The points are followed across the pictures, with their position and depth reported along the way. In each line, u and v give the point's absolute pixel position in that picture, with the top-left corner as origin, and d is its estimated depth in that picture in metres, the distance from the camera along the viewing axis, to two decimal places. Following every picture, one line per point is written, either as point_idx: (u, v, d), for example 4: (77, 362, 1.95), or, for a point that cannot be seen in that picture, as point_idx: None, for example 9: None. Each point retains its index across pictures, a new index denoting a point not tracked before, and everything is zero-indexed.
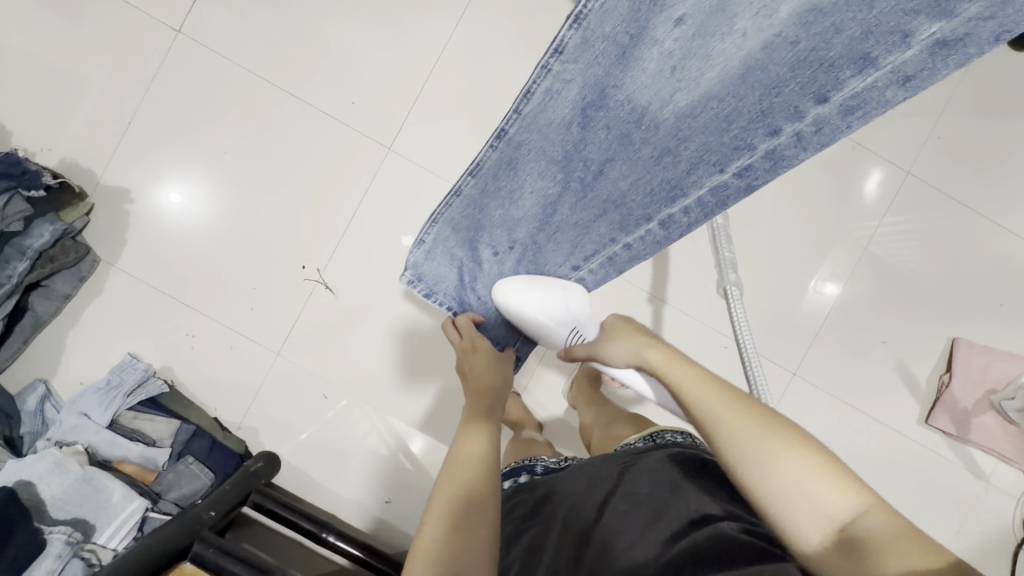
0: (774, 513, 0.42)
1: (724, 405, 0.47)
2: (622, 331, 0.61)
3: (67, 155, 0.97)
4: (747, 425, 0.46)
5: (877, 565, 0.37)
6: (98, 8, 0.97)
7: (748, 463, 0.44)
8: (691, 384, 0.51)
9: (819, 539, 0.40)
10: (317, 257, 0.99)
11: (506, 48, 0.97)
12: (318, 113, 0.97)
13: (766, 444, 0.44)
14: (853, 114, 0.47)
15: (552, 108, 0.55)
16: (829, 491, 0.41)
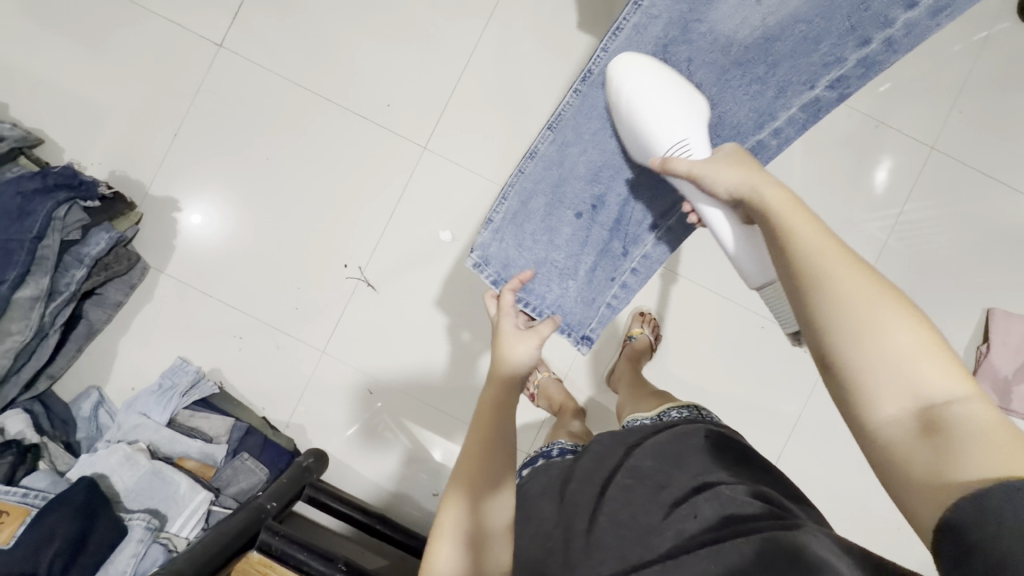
0: (850, 365, 0.35)
1: (825, 249, 0.40)
2: (735, 156, 0.52)
3: (116, 168, 1.01)
4: (850, 276, 0.38)
5: (963, 455, 0.31)
6: (143, 28, 1.02)
7: (848, 298, 0.37)
8: (800, 225, 0.42)
9: (897, 414, 0.33)
10: (357, 255, 1.01)
11: (534, 46, 1.01)
12: (355, 117, 1.01)
13: (872, 305, 0.36)
14: (937, 16, 0.55)
15: (638, 46, 0.60)
16: (936, 372, 0.34)
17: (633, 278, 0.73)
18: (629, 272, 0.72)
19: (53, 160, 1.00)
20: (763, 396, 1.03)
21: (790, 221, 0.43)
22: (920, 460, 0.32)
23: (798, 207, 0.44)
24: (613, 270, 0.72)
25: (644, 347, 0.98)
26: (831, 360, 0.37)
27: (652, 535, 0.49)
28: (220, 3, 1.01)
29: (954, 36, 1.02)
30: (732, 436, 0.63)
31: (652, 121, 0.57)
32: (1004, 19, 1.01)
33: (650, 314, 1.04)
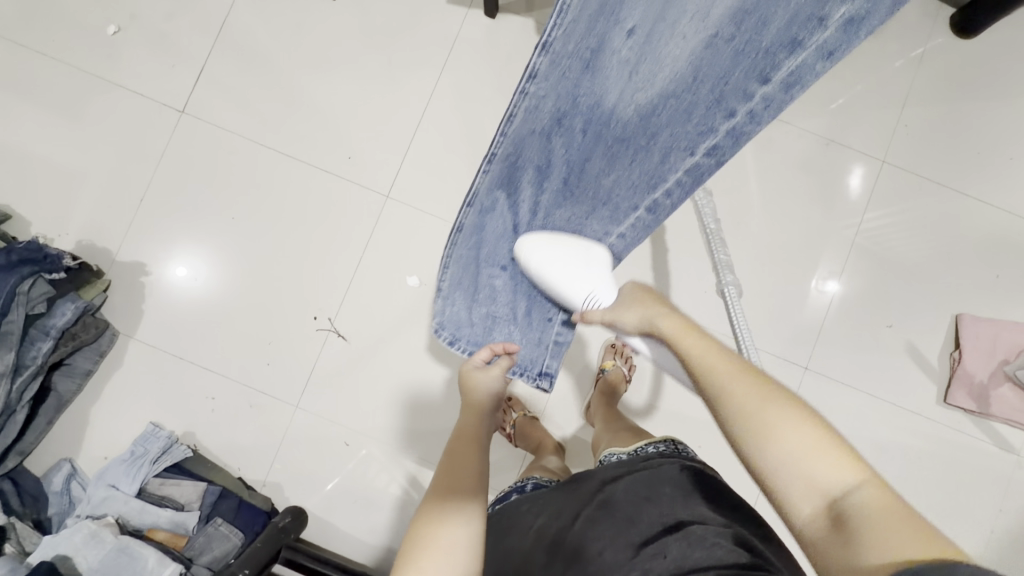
0: (773, 485, 0.43)
1: (719, 371, 0.50)
2: (637, 296, 0.64)
3: (83, 238, 1.02)
4: (741, 390, 0.48)
5: (868, 546, 0.36)
6: (107, 99, 1.04)
7: (744, 428, 0.46)
8: (689, 345, 0.54)
9: (808, 512, 0.41)
10: (327, 306, 1.02)
11: (488, 91, 1.04)
12: (316, 171, 1.03)
13: (764, 414, 0.45)
14: (793, 88, 0.57)
15: (532, 130, 0.57)
16: (826, 465, 0.41)
17: (574, 316, 0.74)
18: (573, 307, 0.73)
19: (20, 234, 1.01)
20: None
21: (687, 341, 0.55)
22: (833, 560, 0.38)
23: (691, 333, 0.55)
24: (551, 311, 0.74)
25: (618, 379, 0.98)
26: (758, 481, 0.45)
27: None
28: (182, 69, 1.05)
29: (893, 53, 1.05)
30: (701, 468, 0.62)
31: (562, 282, 0.67)
32: (936, 35, 1.06)
33: (622, 345, 1.04)
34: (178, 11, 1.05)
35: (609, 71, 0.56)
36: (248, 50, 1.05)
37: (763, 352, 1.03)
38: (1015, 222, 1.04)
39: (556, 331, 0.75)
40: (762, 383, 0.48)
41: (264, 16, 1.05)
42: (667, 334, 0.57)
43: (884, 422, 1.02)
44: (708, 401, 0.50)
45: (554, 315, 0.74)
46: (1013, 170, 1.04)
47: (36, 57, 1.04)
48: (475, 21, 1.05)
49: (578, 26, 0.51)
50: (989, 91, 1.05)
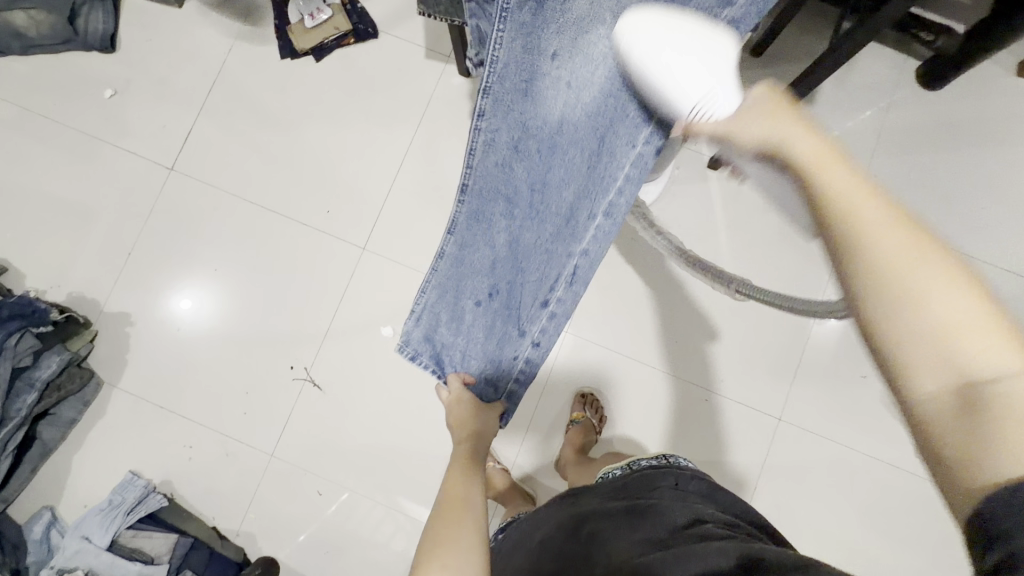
0: (886, 337, 0.34)
1: (869, 213, 0.36)
2: (773, 106, 0.45)
3: (75, 289, 1.06)
4: (893, 247, 0.35)
5: (1003, 442, 0.29)
6: (102, 158, 1.10)
7: (880, 270, 0.35)
8: (834, 178, 0.39)
9: (937, 387, 0.32)
10: (304, 355, 1.04)
11: (461, 146, 1.08)
12: (296, 224, 1.07)
13: (911, 269, 0.34)
14: None
15: (493, 157, 0.65)
16: (989, 344, 0.32)
17: (535, 352, 0.70)
18: (531, 346, 0.70)
19: (15, 286, 1.06)
20: (717, 469, 1.01)
21: (826, 175, 0.39)
22: (957, 437, 0.31)
23: (838, 161, 0.40)
24: (514, 349, 0.71)
25: (587, 431, 0.98)
26: (877, 351, 0.35)
27: (688, 558, 0.47)
28: (173, 128, 1.10)
29: (858, 105, 1.07)
30: (696, 476, 0.66)
31: None
32: (902, 87, 1.07)
33: (594, 394, 1.04)
34: (171, 74, 1.12)
35: (548, 90, 0.62)
36: (235, 110, 1.11)
37: (735, 402, 1.03)
38: (988, 269, 1.03)
39: (520, 366, 0.72)
40: (915, 235, 0.35)
41: (251, 78, 1.11)
42: (772, 150, 0.44)
43: (861, 474, 1.00)
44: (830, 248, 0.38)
45: (518, 351, 0.71)
46: (987, 218, 1.04)
47: (39, 119, 1.11)
48: (450, 79, 1.09)
49: (511, 68, 0.62)
50: (957, 140, 1.06)
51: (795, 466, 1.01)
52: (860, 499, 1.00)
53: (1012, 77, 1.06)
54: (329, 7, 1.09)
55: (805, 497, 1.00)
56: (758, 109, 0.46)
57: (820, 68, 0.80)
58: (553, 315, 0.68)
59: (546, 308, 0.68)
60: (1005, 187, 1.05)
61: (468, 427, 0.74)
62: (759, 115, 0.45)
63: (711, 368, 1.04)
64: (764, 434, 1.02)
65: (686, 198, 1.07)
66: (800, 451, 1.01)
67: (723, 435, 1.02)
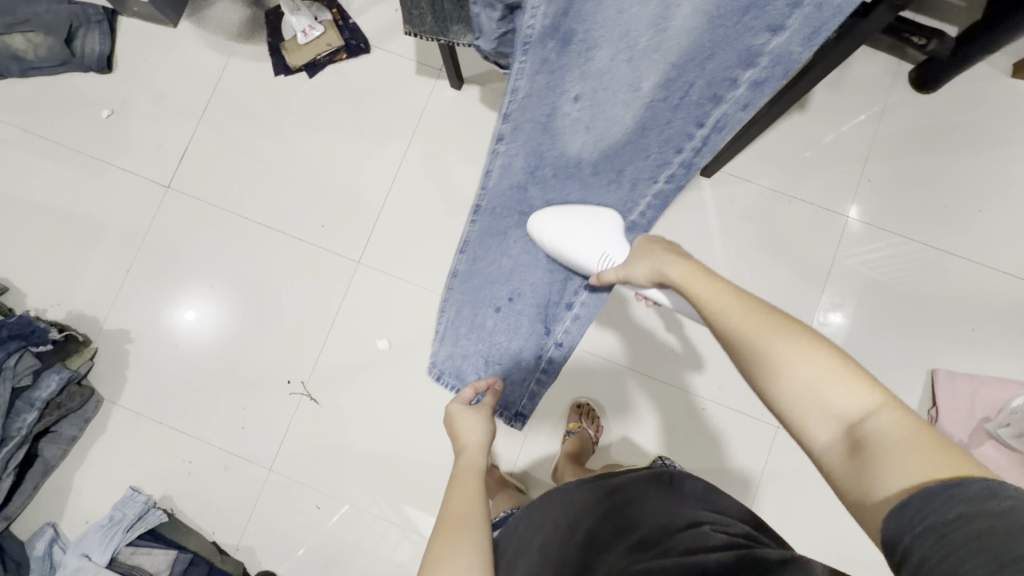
0: (776, 405, 0.42)
1: (736, 310, 0.48)
2: (651, 245, 0.62)
3: (75, 307, 1.08)
4: (756, 332, 0.45)
5: (879, 474, 0.35)
6: (101, 176, 1.11)
7: (757, 363, 0.44)
8: (710, 291, 0.51)
9: (827, 434, 0.39)
10: (301, 369, 1.05)
11: (453, 159, 1.08)
12: (292, 240, 1.08)
13: (776, 344, 0.43)
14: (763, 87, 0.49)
15: (509, 180, 0.57)
16: (845, 391, 0.39)
17: (558, 352, 0.73)
18: (555, 347, 0.73)
19: (16, 305, 1.07)
20: (716, 478, 1.01)
21: (702, 295, 0.52)
22: (849, 478, 0.37)
23: (701, 275, 0.53)
24: (539, 348, 0.73)
25: (583, 442, 0.98)
26: (779, 415, 0.43)
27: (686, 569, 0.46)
28: (170, 146, 1.12)
29: (852, 110, 1.07)
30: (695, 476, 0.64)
31: None
32: (896, 91, 1.07)
33: (590, 405, 1.04)
34: (166, 92, 1.13)
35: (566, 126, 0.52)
36: (230, 127, 1.12)
37: (733, 410, 1.02)
38: (986, 273, 1.03)
39: (544, 365, 0.74)
40: (769, 315, 0.46)
41: (246, 95, 1.12)
42: (664, 276, 0.57)
43: None
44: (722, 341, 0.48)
45: (542, 350, 0.73)
46: (984, 221, 1.04)
47: (38, 139, 1.12)
48: (443, 92, 1.10)
49: (531, 97, 0.47)
50: (953, 143, 1.05)
51: (795, 474, 1.00)
52: None
53: (1007, 78, 1.05)
54: (321, 24, 1.10)
55: (806, 505, 0.99)
56: (653, 249, 0.61)
57: (810, 75, 0.80)
58: (576, 318, 0.72)
59: (570, 311, 0.72)
60: (1002, 189, 1.04)
61: (469, 433, 0.68)
62: (646, 254, 0.61)
63: (708, 376, 1.03)
64: (763, 442, 1.02)
65: (680, 206, 1.07)
66: (801, 459, 1.01)
67: (721, 443, 1.02)
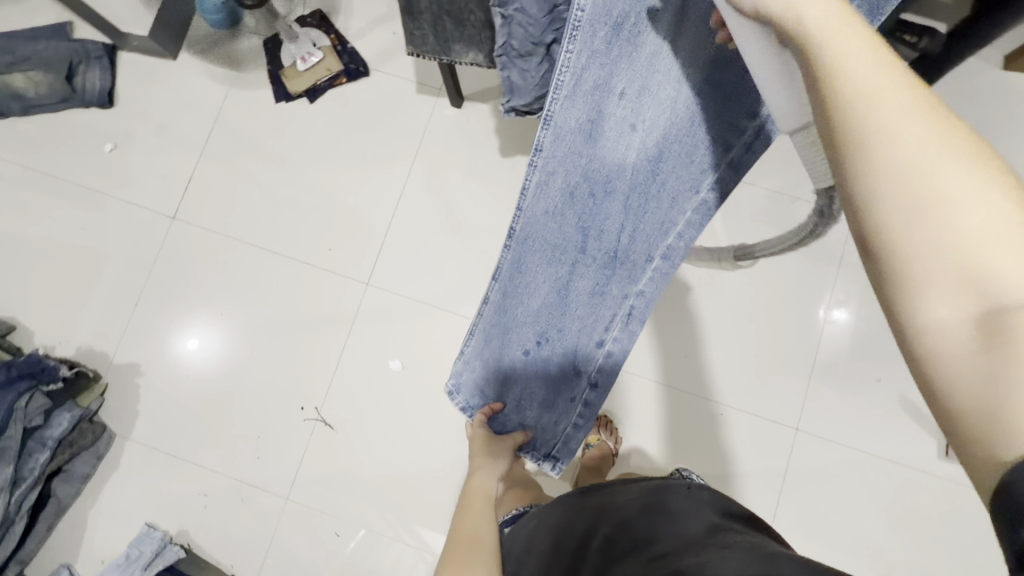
0: (889, 250, 0.29)
1: (883, 85, 0.31)
2: None
3: (82, 343, 1.07)
4: (908, 132, 0.30)
5: (1020, 378, 0.25)
6: (105, 211, 1.11)
7: (892, 178, 0.30)
8: (857, 49, 0.32)
9: (953, 310, 0.27)
10: (314, 395, 1.04)
11: (457, 177, 1.09)
12: (299, 264, 1.07)
13: (931, 164, 0.29)
14: None
15: (546, 202, 0.60)
16: (1012, 251, 0.27)
17: (593, 396, 0.66)
18: (589, 387, 0.66)
19: (24, 344, 1.06)
20: (738, 484, 1.00)
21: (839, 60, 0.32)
22: (969, 372, 0.26)
23: (856, 30, 0.32)
24: (571, 391, 0.66)
25: (603, 454, 0.98)
26: (880, 260, 0.30)
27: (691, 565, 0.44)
28: (173, 177, 1.12)
29: None
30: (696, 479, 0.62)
31: None
32: None
33: (607, 416, 1.04)
34: (168, 124, 1.14)
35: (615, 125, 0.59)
36: (233, 155, 1.12)
37: (750, 414, 1.02)
38: None
39: (578, 412, 0.67)
40: (929, 108, 0.30)
41: (247, 123, 1.13)
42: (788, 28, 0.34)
43: (884, 480, 0.99)
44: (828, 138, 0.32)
45: (574, 397, 0.66)
46: None
47: (41, 177, 1.12)
48: (443, 110, 1.11)
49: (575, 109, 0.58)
50: None
51: (817, 476, 0.99)
52: (886, 506, 0.98)
53: (1000, 70, 1.06)
54: (320, 50, 1.11)
55: (830, 508, 0.98)
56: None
57: None
58: (629, 317, 0.63)
59: (601, 348, 0.64)
60: None
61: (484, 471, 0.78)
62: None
63: (724, 382, 1.03)
64: (783, 445, 1.01)
65: None
66: (822, 461, 1.00)
67: (740, 449, 1.01)
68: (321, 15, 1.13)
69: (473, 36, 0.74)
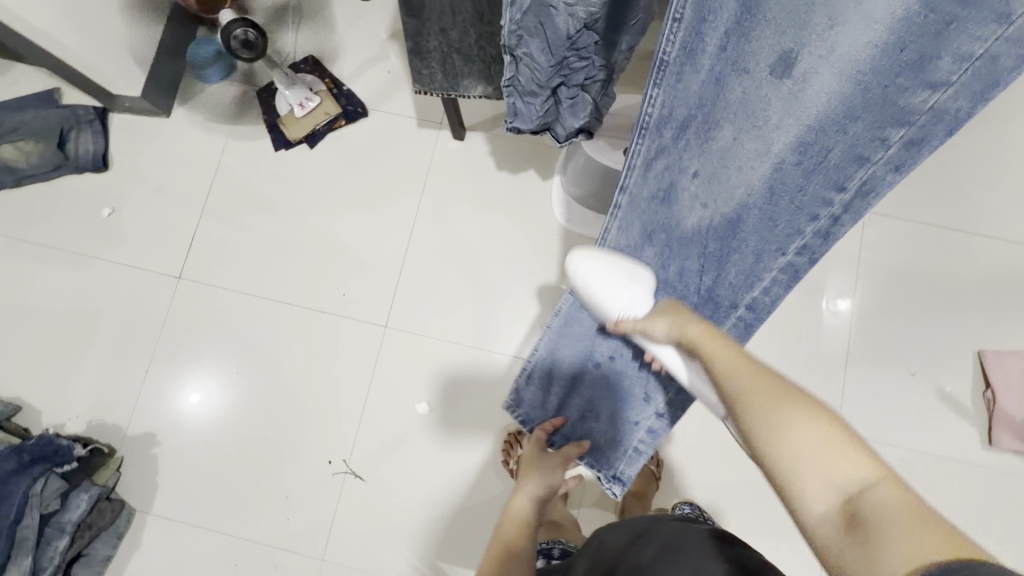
0: (780, 475, 0.40)
1: (744, 371, 0.47)
2: (671, 308, 0.58)
3: (93, 416, 1.02)
4: (760, 395, 0.44)
5: (879, 551, 0.33)
6: (107, 276, 1.08)
7: (764, 428, 0.42)
8: (718, 351, 0.50)
9: (820, 506, 0.38)
10: (340, 447, 1.00)
11: (466, 209, 1.07)
12: (313, 313, 1.05)
13: (779, 411, 0.42)
14: (918, 147, 0.47)
15: (630, 236, 0.62)
16: (840, 458, 0.38)
17: (658, 423, 0.69)
18: (655, 415, 0.69)
19: (31, 424, 1.02)
20: None
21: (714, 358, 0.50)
22: (849, 560, 0.35)
23: (715, 335, 0.52)
24: (636, 416, 0.71)
25: (645, 477, 0.96)
26: (776, 487, 0.41)
27: None
28: (176, 236, 1.09)
29: None
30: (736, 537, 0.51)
31: None
32: None
33: None
34: (166, 181, 1.12)
35: (688, 198, 0.59)
36: (236, 207, 1.10)
37: None
38: (1010, 246, 1.04)
39: (640, 435, 0.71)
40: (768, 375, 0.45)
41: (248, 174, 1.11)
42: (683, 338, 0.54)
43: (934, 476, 0.97)
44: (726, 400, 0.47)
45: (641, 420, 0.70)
46: (997, 197, 1.05)
47: (38, 248, 1.09)
48: (447, 144, 1.10)
49: (649, 178, 0.57)
50: None
51: None
52: (939, 502, 0.96)
53: None
54: (317, 94, 1.10)
55: None
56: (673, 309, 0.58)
57: None
58: (650, 429, 0.70)
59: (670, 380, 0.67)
60: (1006, 164, 1.06)
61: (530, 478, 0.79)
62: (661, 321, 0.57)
63: None
64: None
65: None
66: None
67: None
68: (316, 60, 1.13)
69: (481, 70, 0.73)
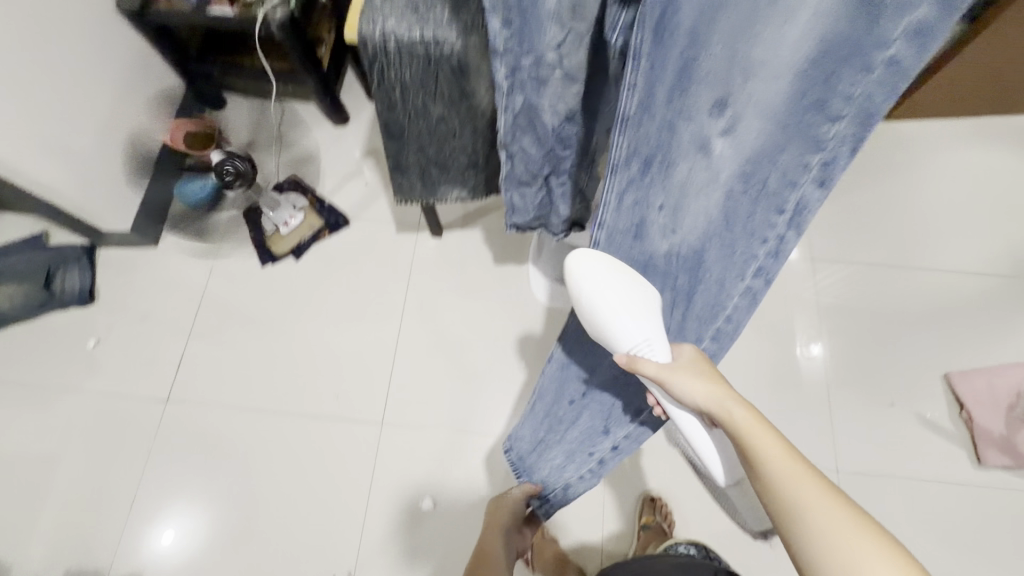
0: None
1: (800, 479, 0.46)
2: (696, 367, 0.55)
3: (72, 565, 0.95)
4: (826, 518, 0.44)
5: None
6: (91, 410, 1.06)
7: (828, 543, 0.43)
8: (767, 446, 0.48)
9: None
10: (343, 560, 0.96)
11: (451, 300, 1.13)
12: (308, 420, 1.04)
13: (852, 543, 0.42)
14: (835, 164, 0.49)
15: None
16: None
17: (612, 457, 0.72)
18: (611, 448, 0.71)
19: None
20: None
21: (757, 453, 0.48)
22: None
23: (764, 425, 0.50)
24: (594, 447, 0.72)
25: (659, 533, 0.94)
26: None
27: None
28: (163, 360, 1.09)
29: None
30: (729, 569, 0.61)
31: None
32: None
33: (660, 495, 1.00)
34: (153, 308, 1.14)
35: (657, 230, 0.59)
36: (225, 324, 1.12)
37: None
38: (943, 275, 1.15)
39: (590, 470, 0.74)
40: (831, 490, 0.45)
41: (236, 291, 1.15)
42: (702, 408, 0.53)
43: (938, 502, 0.98)
44: (775, 506, 0.47)
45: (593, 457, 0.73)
46: (920, 234, 1.19)
47: (18, 390, 1.07)
48: (426, 242, 1.18)
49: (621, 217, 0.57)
50: (866, 180, 1.24)
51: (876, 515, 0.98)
52: (950, 529, 0.97)
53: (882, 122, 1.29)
54: (300, 211, 1.18)
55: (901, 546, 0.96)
56: (707, 370, 0.55)
57: None
58: (602, 460, 0.73)
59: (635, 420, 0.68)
60: (918, 205, 1.21)
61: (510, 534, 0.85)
62: (712, 387, 0.53)
63: None
64: None
65: None
66: (875, 497, 0.99)
67: None
68: (296, 180, 1.22)
69: (456, 176, 0.83)
